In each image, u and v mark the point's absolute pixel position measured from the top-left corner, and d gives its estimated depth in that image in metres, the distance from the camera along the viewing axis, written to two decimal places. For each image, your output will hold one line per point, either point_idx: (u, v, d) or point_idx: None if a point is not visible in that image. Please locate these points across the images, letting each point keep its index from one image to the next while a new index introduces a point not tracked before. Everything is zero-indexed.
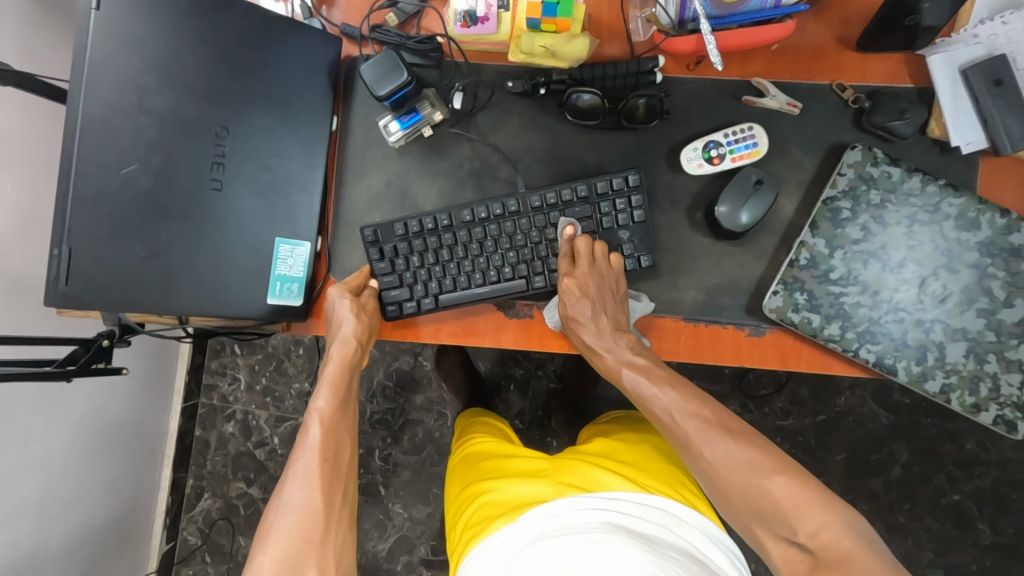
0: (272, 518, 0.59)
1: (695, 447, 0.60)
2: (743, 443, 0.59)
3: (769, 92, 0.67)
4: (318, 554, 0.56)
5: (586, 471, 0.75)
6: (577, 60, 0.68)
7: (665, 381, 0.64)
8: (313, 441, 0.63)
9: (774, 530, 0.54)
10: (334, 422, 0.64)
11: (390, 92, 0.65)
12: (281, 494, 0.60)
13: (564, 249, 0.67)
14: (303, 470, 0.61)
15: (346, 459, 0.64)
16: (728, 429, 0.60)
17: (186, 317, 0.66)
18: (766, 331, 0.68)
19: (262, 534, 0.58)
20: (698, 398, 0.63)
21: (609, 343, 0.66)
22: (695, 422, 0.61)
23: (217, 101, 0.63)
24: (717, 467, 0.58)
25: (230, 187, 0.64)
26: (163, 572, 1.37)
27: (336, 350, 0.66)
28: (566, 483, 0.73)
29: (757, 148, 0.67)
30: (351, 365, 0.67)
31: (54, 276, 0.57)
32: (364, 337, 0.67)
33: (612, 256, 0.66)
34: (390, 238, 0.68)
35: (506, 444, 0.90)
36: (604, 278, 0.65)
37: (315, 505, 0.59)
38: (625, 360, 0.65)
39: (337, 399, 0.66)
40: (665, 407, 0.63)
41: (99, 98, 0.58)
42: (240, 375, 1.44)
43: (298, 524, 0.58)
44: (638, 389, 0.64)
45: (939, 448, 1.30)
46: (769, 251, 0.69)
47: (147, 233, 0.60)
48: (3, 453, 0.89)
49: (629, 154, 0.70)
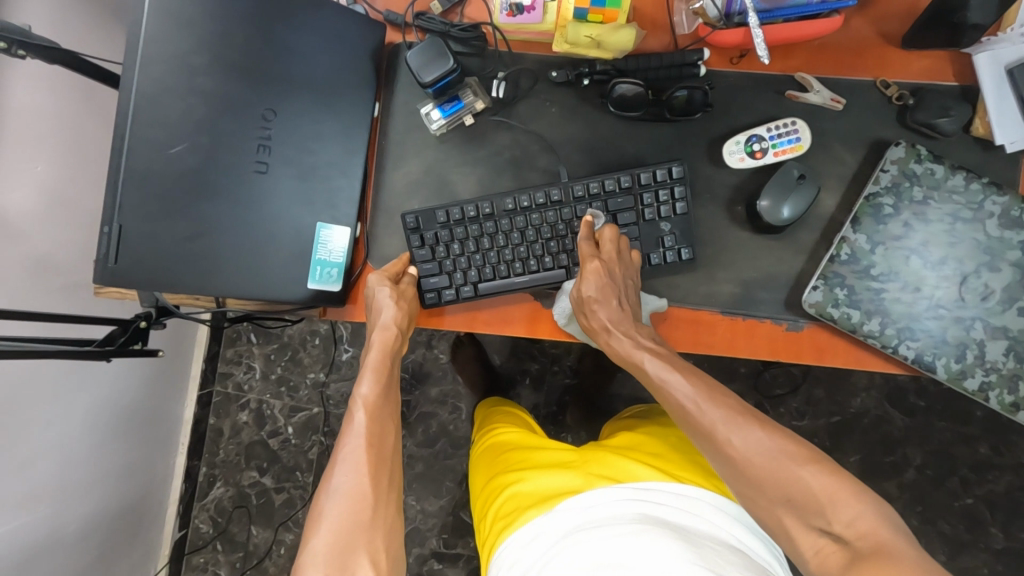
0: (323, 502, 0.59)
1: (721, 436, 0.59)
2: (768, 432, 0.59)
3: (812, 88, 0.67)
4: (368, 539, 0.57)
5: (615, 462, 0.75)
6: (622, 51, 0.68)
7: (685, 371, 0.63)
8: (358, 426, 0.63)
9: (807, 520, 0.54)
10: (378, 409, 0.65)
11: (436, 78, 0.65)
12: (329, 480, 0.60)
13: (587, 235, 0.66)
14: (350, 456, 0.61)
15: (390, 444, 0.64)
16: (753, 419, 0.60)
17: (222, 298, 0.67)
18: (804, 326, 0.68)
19: (313, 518, 0.58)
20: (718, 389, 0.62)
21: (628, 329, 0.65)
22: (721, 412, 0.60)
23: (264, 82, 0.63)
24: (745, 455, 0.57)
25: (275, 169, 0.64)
26: (174, 559, 1.37)
27: (377, 337, 0.66)
28: (596, 474, 0.73)
29: (800, 143, 0.67)
30: (392, 352, 0.67)
31: (103, 254, 0.58)
32: (404, 323, 0.67)
33: (634, 251, 0.67)
34: (431, 226, 0.68)
35: (529, 434, 0.89)
36: (627, 270, 0.66)
37: (363, 490, 0.59)
38: (645, 348, 0.64)
39: (380, 386, 0.66)
40: (686, 395, 0.61)
41: (150, 77, 0.59)
42: (255, 364, 1.44)
43: (348, 509, 0.58)
44: (661, 377, 0.62)
45: (953, 451, 1.30)
46: (808, 245, 0.69)
47: (193, 212, 0.61)
48: (22, 435, 0.89)
49: (669, 146, 0.70)
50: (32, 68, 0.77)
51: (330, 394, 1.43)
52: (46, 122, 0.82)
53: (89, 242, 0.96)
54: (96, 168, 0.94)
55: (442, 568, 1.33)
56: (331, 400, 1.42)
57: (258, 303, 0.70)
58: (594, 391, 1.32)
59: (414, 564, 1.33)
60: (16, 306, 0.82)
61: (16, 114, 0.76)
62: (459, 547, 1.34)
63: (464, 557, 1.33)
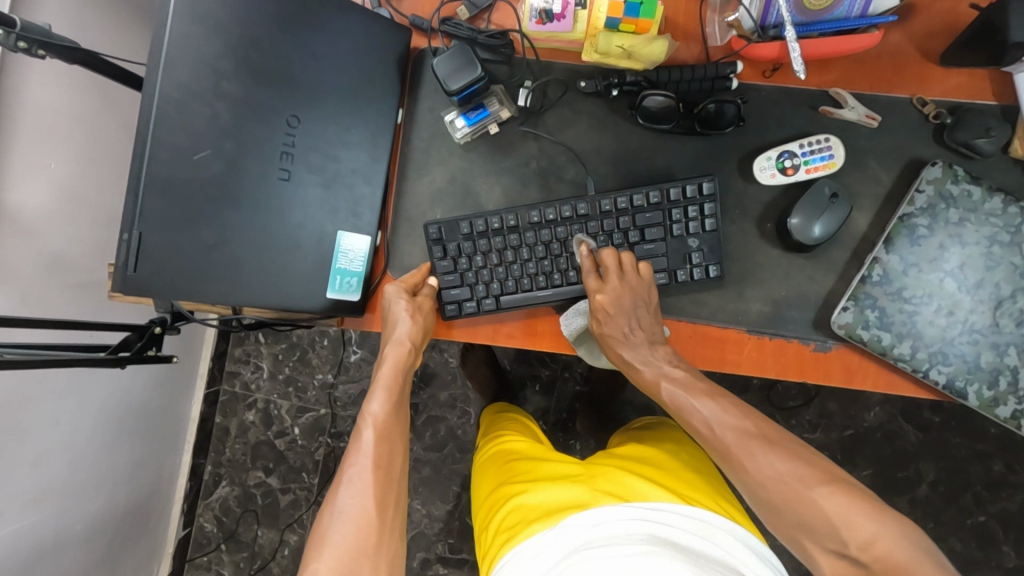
0: (327, 524, 0.58)
1: (736, 460, 0.58)
2: (785, 453, 0.57)
3: (847, 104, 0.65)
4: (373, 564, 0.56)
5: (624, 477, 0.73)
6: (654, 62, 0.66)
7: (705, 393, 0.62)
8: (366, 446, 0.62)
9: (823, 543, 0.52)
10: (387, 427, 0.64)
11: (463, 86, 0.63)
12: (334, 502, 0.59)
13: (587, 264, 0.65)
14: (356, 477, 0.60)
15: (398, 465, 0.63)
16: (768, 440, 0.58)
17: (240, 307, 0.65)
18: (832, 347, 0.67)
19: (318, 540, 0.58)
20: (743, 409, 0.61)
21: (646, 357, 0.65)
22: (735, 435, 0.59)
23: (290, 88, 0.62)
24: (760, 478, 0.56)
25: (297, 175, 0.63)
26: (178, 558, 1.36)
27: (391, 351, 0.65)
28: (602, 488, 0.71)
29: (833, 160, 0.65)
30: (405, 367, 0.66)
31: (123, 263, 0.57)
32: (418, 339, 0.66)
33: (640, 264, 0.65)
34: (454, 236, 0.67)
35: (537, 446, 0.87)
36: (636, 290, 0.64)
37: (368, 514, 0.59)
38: (663, 373, 0.64)
39: (390, 404, 0.65)
40: (705, 415, 0.61)
41: (174, 80, 0.57)
42: (263, 363, 1.43)
43: (352, 532, 0.57)
44: (677, 401, 0.62)
45: (967, 468, 1.28)
46: (839, 265, 0.67)
47: (215, 219, 0.60)
48: (32, 436, 0.88)
49: (700, 160, 0.68)
50: (40, 66, 0.74)
51: (338, 396, 1.41)
52: (56, 120, 0.79)
53: (102, 241, 0.95)
54: (106, 166, 0.92)
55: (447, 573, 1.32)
56: (339, 402, 1.41)
57: (274, 312, 0.69)
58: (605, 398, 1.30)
59: (419, 568, 1.32)
60: (29, 308, 0.82)
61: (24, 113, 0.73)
62: (464, 553, 1.32)
63: (469, 563, 1.32)
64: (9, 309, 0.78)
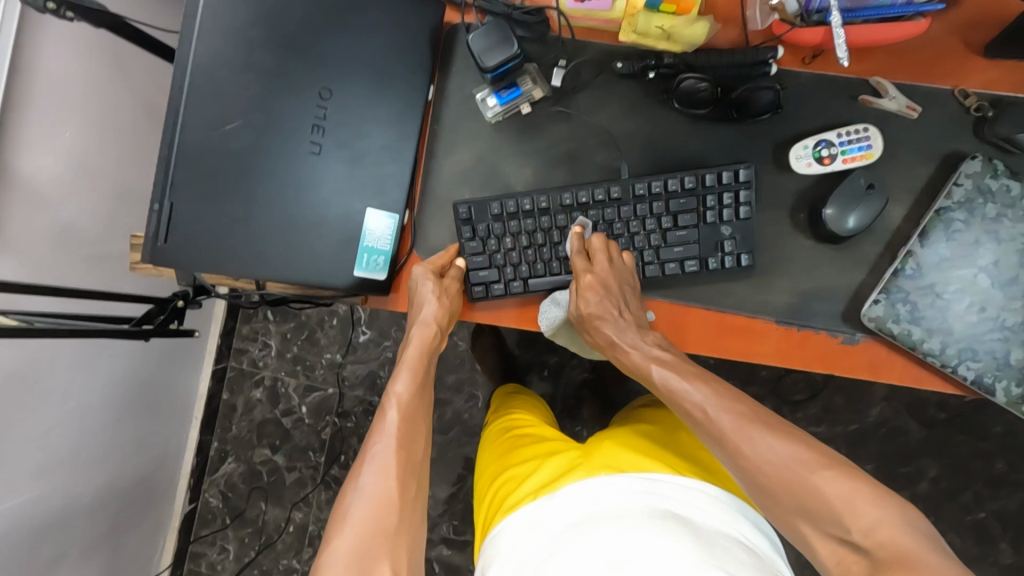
0: (350, 503, 0.58)
1: (733, 444, 0.57)
2: (782, 435, 0.57)
3: (888, 94, 0.64)
4: (392, 543, 0.56)
5: (625, 454, 0.71)
6: (693, 44, 0.64)
7: (695, 375, 0.62)
8: (391, 426, 0.63)
9: (825, 529, 0.52)
10: (412, 408, 0.65)
11: (498, 64, 0.62)
12: (357, 480, 0.60)
13: (576, 246, 0.65)
14: (380, 455, 0.61)
15: (421, 447, 0.64)
16: (764, 423, 0.58)
17: (264, 282, 0.65)
18: (860, 340, 0.66)
19: (340, 517, 0.58)
20: (742, 398, 0.61)
21: (634, 341, 0.65)
22: (732, 418, 0.59)
23: (321, 60, 0.60)
24: (757, 462, 0.56)
25: (328, 151, 0.61)
26: (183, 533, 1.36)
27: (417, 333, 0.66)
28: (603, 464, 0.70)
29: (870, 151, 0.65)
30: (430, 348, 0.67)
31: (154, 234, 0.58)
32: (443, 321, 0.66)
33: (624, 254, 0.64)
34: (483, 217, 0.66)
35: (539, 428, 0.86)
36: (622, 273, 0.64)
37: (390, 492, 0.59)
38: (651, 356, 0.64)
39: (414, 384, 0.66)
40: (698, 399, 0.61)
41: (207, 49, 0.57)
42: (271, 341, 1.42)
43: (374, 511, 0.57)
44: (668, 385, 0.62)
45: (970, 465, 1.29)
46: (871, 258, 0.66)
47: (242, 191, 0.59)
48: (42, 407, 0.88)
49: (733, 147, 0.67)
50: (34, 28, 0.71)
51: (346, 375, 1.41)
52: (59, 85, 0.77)
53: (114, 213, 0.93)
54: (118, 137, 0.90)
55: (451, 554, 1.33)
56: (347, 381, 1.41)
57: (298, 289, 0.68)
58: (613, 386, 1.31)
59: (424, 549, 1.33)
60: (40, 277, 0.81)
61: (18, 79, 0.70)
62: (468, 535, 1.33)
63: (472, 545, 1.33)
64: (12, 279, 0.76)
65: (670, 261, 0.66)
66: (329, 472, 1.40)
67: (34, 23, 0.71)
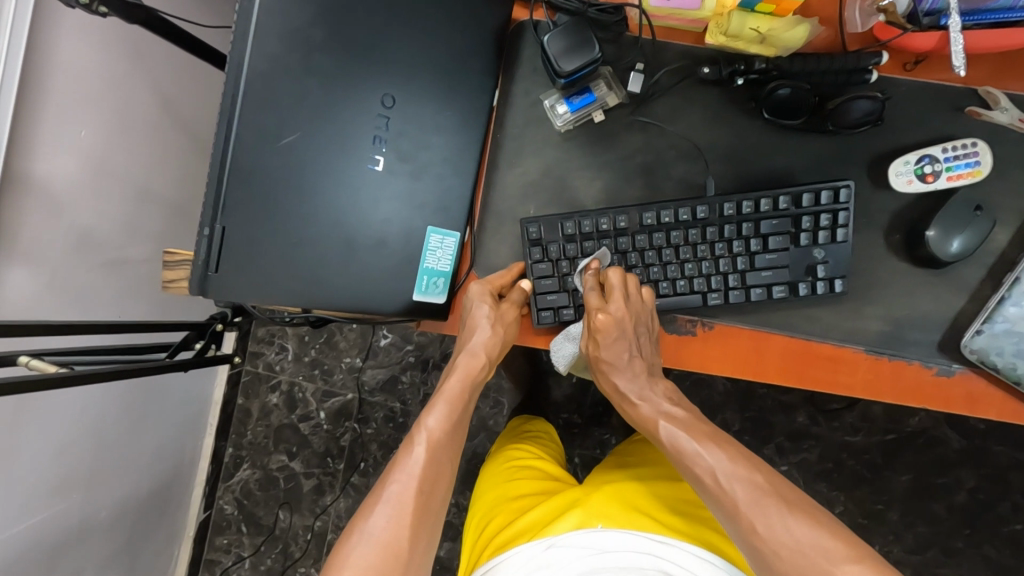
0: (355, 545, 0.52)
1: (745, 519, 0.51)
2: (806, 516, 0.50)
3: (999, 106, 0.58)
4: None
5: (632, 502, 0.64)
6: (788, 48, 0.58)
7: (710, 437, 0.57)
8: (414, 465, 0.56)
9: None
10: (441, 446, 0.58)
11: (576, 69, 0.56)
12: (365, 521, 0.53)
13: (591, 282, 0.59)
14: (395, 497, 0.54)
15: (440, 493, 0.58)
16: (785, 500, 0.51)
17: (310, 310, 0.59)
18: (957, 372, 0.61)
19: (340, 559, 0.52)
20: (764, 470, 0.54)
21: (644, 391, 0.61)
22: (746, 490, 0.52)
23: (383, 61, 0.54)
24: (775, 548, 0.49)
25: (388, 165, 0.55)
26: (197, 542, 1.27)
27: (463, 362, 0.61)
28: (601, 513, 0.62)
29: (978, 168, 0.59)
30: (475, 381, 0.62)
31: (204, 261, 0.51)
32: (494, 352, 0.61)
33: (645, 290, 0.59)
34: (554, 237, 0.61)
35: (542, 464, 0.77)
36: (638, 315, 0.58)
37: (401, 543, 0.52)
38: (662, 411, 0.60)
39: (449, 421, 0.59)
40: (710, 464, 0.54)
41: (263, 51, 0.50)
42: (288, 344, 1.32)
43: (380, 560, 0.51)
44: (677, 444, 0.57)
45: (1009, 477, 1.13)
46: (972, 284, 0.61)
47: (298, 211, 0.53)
48: (48, 426, 0.80)
49: (827, 162, 0.62)
50: (47, 18, 0.64)
51: (365, 381, 1.31)
52: (72, 80, 0.69)
53: (133, 217, 0.86)
54: (137, 133, 0.82)
55: None
56: (367, 387, 1.31)
57: (349, 314, 0.62)
58: None
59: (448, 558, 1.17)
60: (54, 288, 0.74)
61: (26, 84, 0.63)
62: None
63: None
64: (26, 299, 0.70)
65: (756, 286, 0.60)
66: (349, 479, 1.30)
67: (46, 15, 0.64)
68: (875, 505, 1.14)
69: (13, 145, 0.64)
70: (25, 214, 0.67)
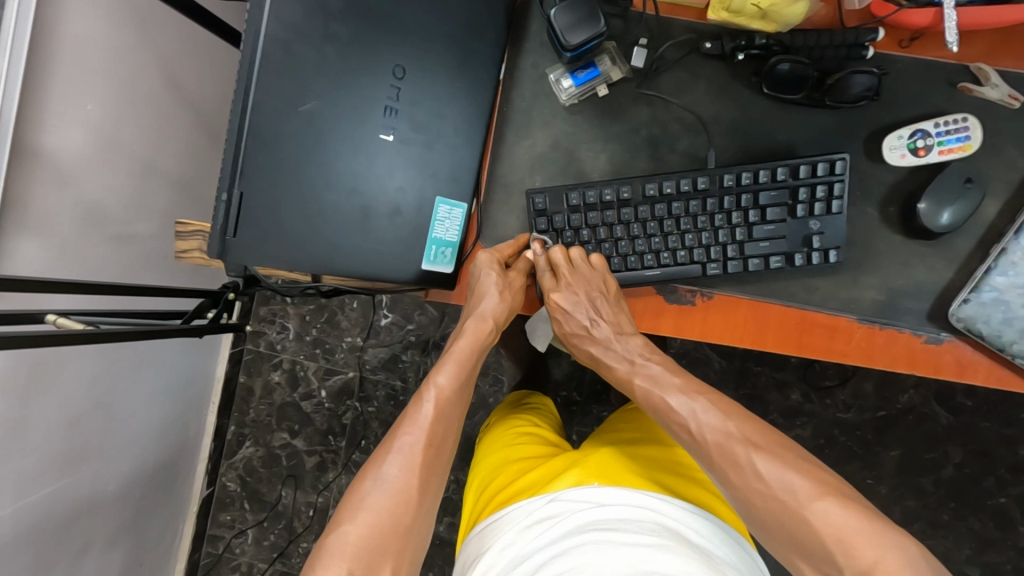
0: (368, 491, 0.54)
1: (720, 468, 0.56)
2: (774, 456, 0.55)
3: (989, 82, 0.61)
4: (400, 547, 0.53)
5: (629, 460, 0.66)
6: (789, 23, 0.59)
7: (680, 390, 0.62)
8: (424, 419, 0.58)
9: (819, 566, 0.49)
10: (449, 402, 0.60)
11: (582, 42, 0.58)
12: (378, 469, 0.56)
13: (542, 263, 0.64)
14: (406, 448, 0.57)
15: (447, 448, 0.60)
16: (757, 445, 0.56)
17: (320, 275, 0.61)
18: (945, 340, 0.63)
19: (353, 503, 0.54)
20: (738, 413, 0.59)
21: (620, 351, 0.66)
22: (719, 438, 0.57)
23: (397, 32, 0.55)
24: (748, 488, 0.54)
25: (400, 134, 0.57)
26: (201, 518, 1.29)
27: (472, 325, 0.63)
28: (600, 471, 0.64)
29: (969, 143, 0.61)
30: (481, 346, 0.64)
31: (221, 226, 0.54)
32: (501, 316, 0.63)
33: (593, 257, 0.62)
34: (560, 208, 0.63)
35: (542, 433, 0.79)
36: (589, 281, 0.62)
37: (410, 491, 0.55)
38: (636, 370, 0.65)
39: (457, 379, 0.62)
40: (683, 416, 0.60)
41: (282, 20, 0.52)
42: (290, 323, 1.33)
43: (390, 506, 0.53)
44: (651, 401, 0.63)
45: (994, 452, 1.17)
46: (962, 255, 0.64)
47: (312, 179, 0.55)
48: (56, 397, 0.81)
49: (826, 136, 0.64)
50: None
51: (367, 359, 1.32)
52: (81, 53, 0.70)
53: (141, 195, 0.87)
54: (144, 111, 0.83)
55: None
56: (368, 365, 1.32)
57: (359, 282, 0.64)
58: None
59: (447, 533, 1.17)
60: (62, 257, 0.75)
61: (34, 56, 0.64)
62: None
63: None
64: (36, 262, 0.71)
65: (754, 257, 0.62)
66: (351, 457, 1.32)
67: None
68: (865, 480, 1.17)
69: (22, 116, 0.64)
70: (30, 188, 0.68)
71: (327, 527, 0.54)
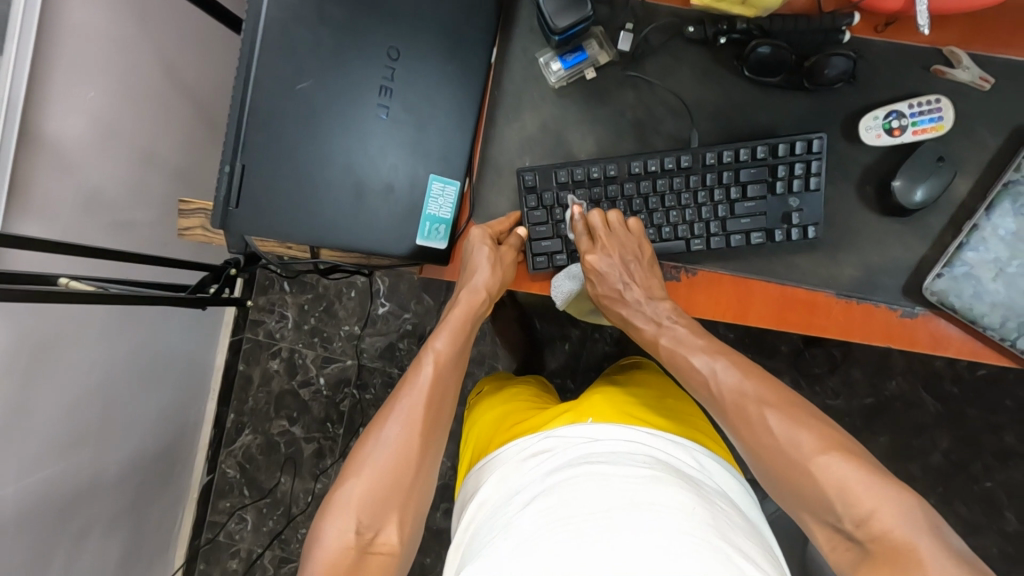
0: (370, 450, 0.57)
1: (734, 421, 0.60)
2: (785, 414, 0.58)
3: (961, 65, 0.63)
4: (401, 503, 0.56)
5: (623, 406, 0.68)
6: (769, 9, 0.60)
7: (703, 350, 0.63)
8: (423, 381, 0.61)
9: (822, 517, 0.54)
10: (446, 365, 0.63)
11: (569, 26, 0.60)
12: (379, 429, 0.58)
13: (580, 227, 0.64)
14: (405, 411, 0.59)
15: (446, 411, 0.63)
16: (770, 402, 0.59)
17: (317, 249, 0.63)
18: (919, 314, 0.65)
19: (357, 461, 0.57)
20: (753, 372, 0.62)
21: (648, 314, 0.66)
22: (734, 393, 0.61)
23: (391, 16, 0.58)
24: (760, 442, 0.58)
25: (395, 113, 0.59)
26: (201, 505, 1.31)
27: (465, 297, 0.65)
28: (594, 410, 0.67)
29: (941, 123, 0.63)
30: (476, 312, 0.66)
31: (224, 199, 0.56)
32: (494, 288, 0.65)
33: (629, 222, 0.64)
34: (548, 185, 0.65)
35: (539, 394, 0.81)
36: (625, 244, 0.63)
37: (410, 451, 0.57)
38: (663, 331, 0.65)
39: (454, 344, 0.64)
40: (703, 374, 0.63)
41: (281, 3, 0.55)
42: (288, 313, 1.35)
43: (392, 466, 0.56)
44: (674, 355, 0.64)
45: (981, 438, 1.19)
46: (936, 232, 0.66)
47: (310, 155, 0.58)
48: (58, 379, 0.83)
49: (805, 119, 0.66)
50: None
51: (364, 348, 1.34)
52: (83, 45, 0.72)
53: (140, 182, 0.89)
54: (143, 102, 0.85)
55: None
56: (366, 354, 1.34)
57: (354, 256, 0.66)
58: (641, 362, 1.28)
59: (443, 518, 1.19)
60: (66, 239, 0.78)
61: (40, 42, 0.66)
62: None
63: None
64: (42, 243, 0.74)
65: (736, 233, 0.65)
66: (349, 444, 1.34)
67: None
68: None
69: (29, 101, 0.67)
70: (36, 170, 0.70)
71: (333, 485, 0.57)
